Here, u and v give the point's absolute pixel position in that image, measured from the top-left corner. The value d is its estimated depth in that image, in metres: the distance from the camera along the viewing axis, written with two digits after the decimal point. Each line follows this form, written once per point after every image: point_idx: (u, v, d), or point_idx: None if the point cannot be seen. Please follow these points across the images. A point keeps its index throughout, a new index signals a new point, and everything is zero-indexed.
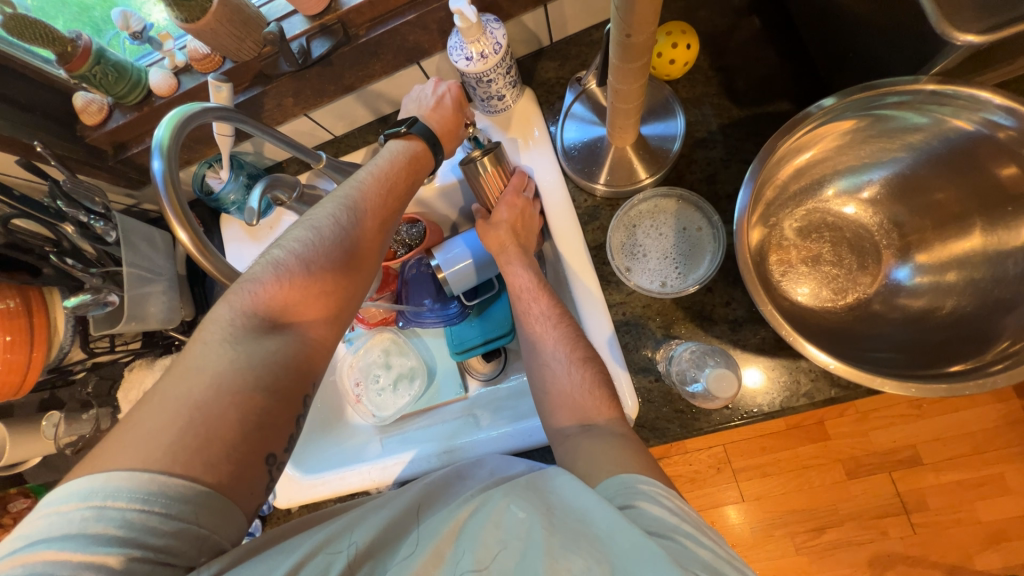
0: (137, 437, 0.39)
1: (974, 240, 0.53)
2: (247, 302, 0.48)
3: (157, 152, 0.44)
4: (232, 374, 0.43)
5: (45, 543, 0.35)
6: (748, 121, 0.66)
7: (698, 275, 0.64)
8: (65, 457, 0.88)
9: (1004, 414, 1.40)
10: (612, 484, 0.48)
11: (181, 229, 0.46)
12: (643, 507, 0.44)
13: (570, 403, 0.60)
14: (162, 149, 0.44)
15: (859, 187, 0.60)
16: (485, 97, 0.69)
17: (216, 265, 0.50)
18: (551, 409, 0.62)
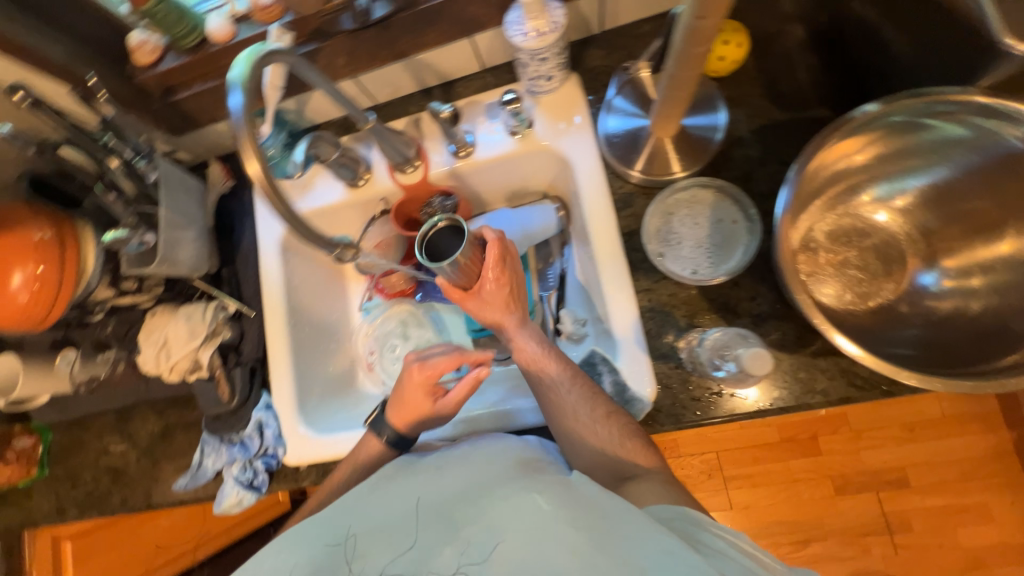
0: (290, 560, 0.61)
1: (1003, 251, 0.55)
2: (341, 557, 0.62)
3: (238, 87, 0.45)
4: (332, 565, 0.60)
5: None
6: (787, 124, 0.68)
7: (730, 265, 0.65)
8: (73, 398, 0.88)
9: (993, 444, 1.43)
10: (661, 506, 0.57)
11: (252, 163, 0.46)
12: (688, 523, 0.54)
13: (605, 459, 0.64)
14: (242, 85, 0.45)
15: (894, 196, 0.62)
16: (533, 76, 0.70)
17: (279, 206, 0.50)
18: (586, 464, 0.65)
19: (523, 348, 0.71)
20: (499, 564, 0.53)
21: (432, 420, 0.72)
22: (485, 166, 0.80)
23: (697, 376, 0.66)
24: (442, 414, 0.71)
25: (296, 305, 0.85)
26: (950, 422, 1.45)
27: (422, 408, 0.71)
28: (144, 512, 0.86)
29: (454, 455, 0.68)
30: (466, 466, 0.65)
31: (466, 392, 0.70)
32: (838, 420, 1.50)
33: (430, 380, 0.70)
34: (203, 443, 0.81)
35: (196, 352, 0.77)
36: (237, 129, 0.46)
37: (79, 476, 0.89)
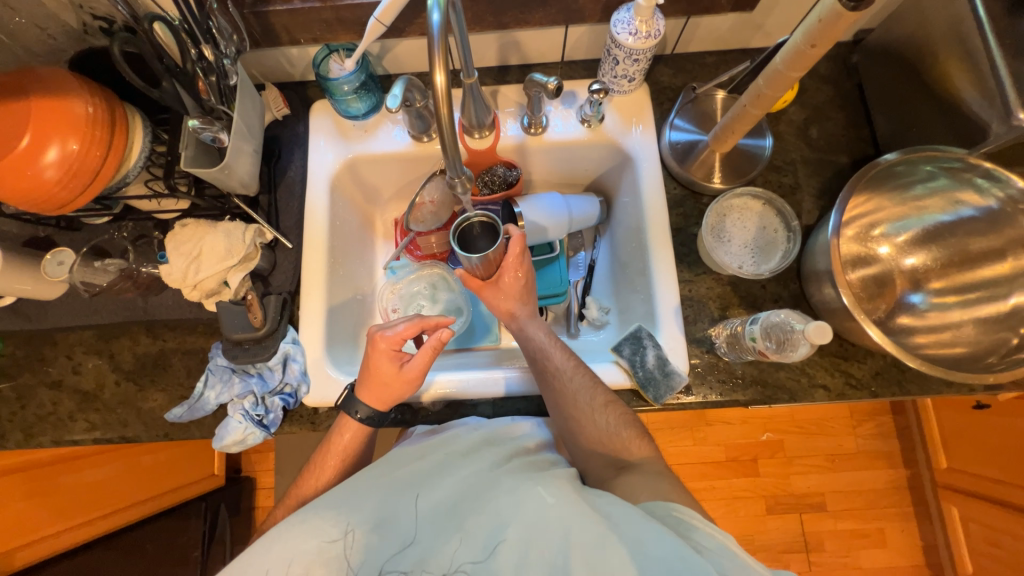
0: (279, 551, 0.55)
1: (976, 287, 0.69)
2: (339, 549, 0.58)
3: (438, 6, 0.49)
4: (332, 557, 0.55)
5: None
6: (815, 163, 0.81)
7: (772, 265, 0.74)
8: (44, 304, 0.77)
9: (894, 479, 1.63)
10: (652, 502, 0.58)
11: (440, 72, 0.49)
12: (678, 518, 0.55)
13: (603, 444, 0.67)
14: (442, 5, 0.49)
15: (898, 233, 0.74)
16: (618, 75, 0.78)
17: (449, 119, 0.51)
18: (586, 450, 0.68)
19: (533, 338, 0.75)
20: (507, 561, 0.54)
21: (401, 392, 0.69)
22: (551, 147, 0.85)
23: (725, 361, 0.74)
24: (408, 379, 0.68)
25: (335, 246, 0.83)
26: (862, 456, 1.64)
27: (391, 380, 0.68)
28: (114, 443, 0.76)
29: (458, 443, 0.67)
30: (473, 454, 0.65)
31: (429, 357, 0.67)
32: (776, 445, 1.65)
33: (394, 347, 0.68)
34: (209, 372, 0.73)
35: (226, 273, 0.72)
36: (430, 43, 0.48)
37: (32, 396, 0.76)
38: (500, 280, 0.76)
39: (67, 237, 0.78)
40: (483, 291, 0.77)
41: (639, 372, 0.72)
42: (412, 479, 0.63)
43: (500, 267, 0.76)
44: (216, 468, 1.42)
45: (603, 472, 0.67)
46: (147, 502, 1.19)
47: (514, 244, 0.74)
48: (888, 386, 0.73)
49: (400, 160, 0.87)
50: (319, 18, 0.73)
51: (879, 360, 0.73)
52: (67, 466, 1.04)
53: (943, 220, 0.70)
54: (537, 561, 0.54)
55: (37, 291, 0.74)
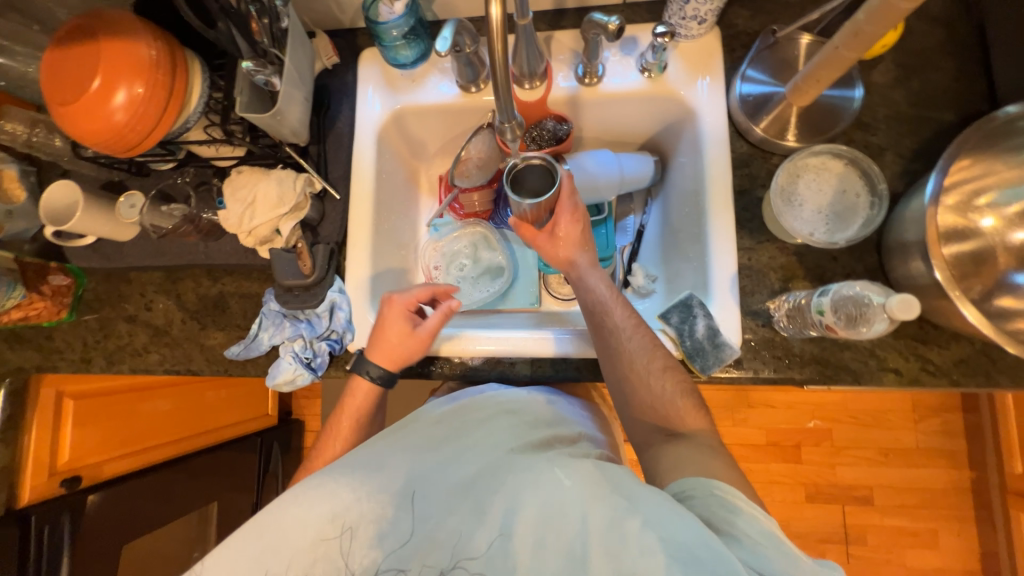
0: (296, 512, 0.54)
1: None
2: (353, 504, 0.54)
3: None
4: (348, 516, 0.54)
5: (267, 523, 0.54)
6: (912, 120, 0.71)
7: (849, 233, 0.66)
8: (121, 246, 0.83)
9: (955, 480, 1.51)
10: (691, 479, 0.55)
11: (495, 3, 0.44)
12: (720, 498, 0.52)
13: (657, 413, 0.64)
14: None
15: (1009, 202, 0.64)
16: (687, 16, 0.71)
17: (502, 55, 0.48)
18: (635, 415, 0.66)
19: (592, 289, 0.71)
20: (524, 537, 0.52)
21: (411, 351, 0.70)
22: (606, 100, 0.80)
23: (782, 336, 0.68)
24: (418, 340, 0.70)
25: (380, 200, 0.83)
26: (922, 453, 1.53)
27: (403, 347, 0.70)
28: (180, 375, 0.82)
29: (474, 411, 0.67)
30: (490, 421, 0.65)
31: (440, 319, 0.71)
32: (823, 434, 1.56)
33: (409, 308, 0.72)
34: (263, 316, 0.78)
35: (279, 221, 0.74)
36: None
37: (111, 328, 0.84)
38: (557, 228, 0.72)
39: (138, 181, 0.83)
40: (539, 239, 0.73)
41: (686, 342, 0.68)
42: (428, 446, 0.61)
43: (556, 212, 0.72)
44: (270, 408, 1.54)
45: (651, 436, 0.65)
46: (209, 434, 1.30)
47: (567, 185, 0.71)
48: (973, 375, 0.65)
49: (448, 113, 0.84)
50: None
51: (964, 346, 0.65)
52: (142, 395, 1.14)
53: None
54: (553, 549, 0.50)
55: (114, 233, 0.79)
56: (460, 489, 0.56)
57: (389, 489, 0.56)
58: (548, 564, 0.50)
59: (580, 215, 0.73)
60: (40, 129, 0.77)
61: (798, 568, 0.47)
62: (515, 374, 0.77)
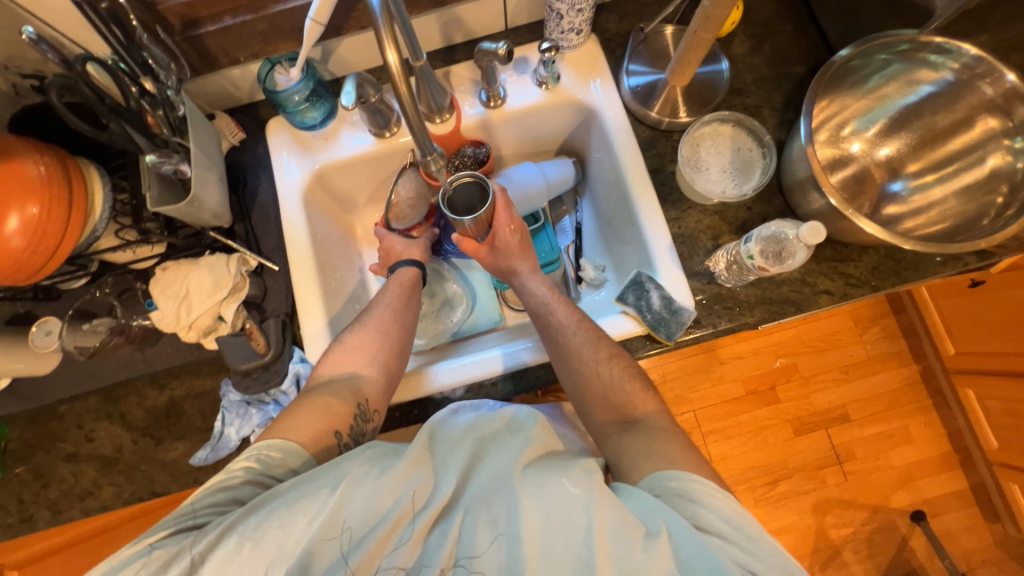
0: (304, 521, 0.50)
1: (956, 162, 0.69)
2: (366, 516, 0.51)
3: None
4: (356, 527, 0.50)
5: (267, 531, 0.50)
6: (774, 78, 0.82)
7: (753, 184, 0.75)
8: (46, 380, 0.75)
9: (908, 377, 1.67)
10: (648, 480, 0.58)
11: (390, 51, 0.47)
12: (682, 488, 0.55)
13: (606, 400, 0.68)
14: None
15: (867, 127, 0.75)
16: (565, 30, 0.78)
17: (411, 99, 0.51)
18: (590, 406, 0.69)
19: (535, 293, 0.77)
20: (533, 558, 0.49)
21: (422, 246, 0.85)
22: (514, 117, 0.85)
23: (727, 288, 0.74)
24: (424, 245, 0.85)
25: (322, 260, 0.82)
26: (874, 361, 1.68)
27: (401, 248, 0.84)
28: (146, 501, 0.74)
29: (490, 424, 0.62)
30: (508, 434, 0.60)
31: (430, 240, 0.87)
32: (790, 369, 1.68)
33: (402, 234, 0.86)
34: (224, 410, 0.73)
35: (220, 307, 0.72)
36: (375, 26, 0.47)
37: (50, 473, 0.75)
38: (497, 238, 0.76)
39: (49, 307, 0.76)
40: (481, 253, 0.78)
41: (647, 316, 0.72)
42: (445, 463, 0.56)
43: (494, 225, 0.76)
44: None
45: (608, 427, 0.67)
46: None
47: (500, 198, 0.74)
48: (887, 277, 0.74)
49: (368, 161, 0.86)
50: (254, 32, 0.71)
51: (873, 255, 0.75)
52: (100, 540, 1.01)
53: (906, 105, 0.72)
54: (559, 557, 0.50)
55: (34, 367, 0.72)
56: (477, 503, 0.53)
57: (404, 505, 0.52)
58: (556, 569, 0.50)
59: (514, 215, 0.76)
60: None
61: (764, 548, 0.52)
62: (499, 392, 0.77)
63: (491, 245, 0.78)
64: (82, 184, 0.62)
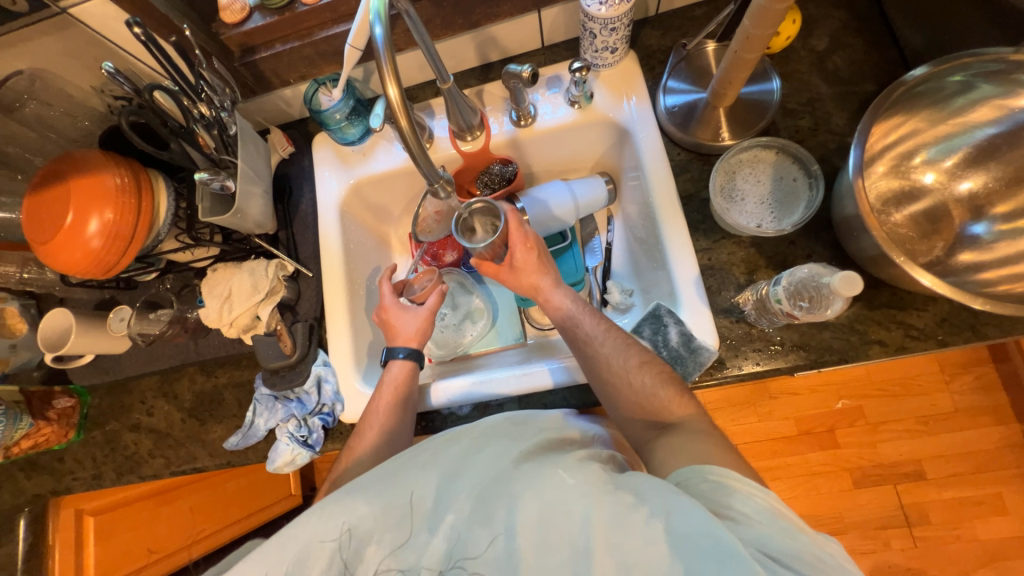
0: (305, 526, 0.53)
1: None
2: (361, 513, 0.53)
3: (378, 21, 0.50)
4: (353, 527, 0.53)
5: (270, 547, 0.52)
6: (835, 98, 0.73)
7: (794, 219, 0.68)
8: (119, 358, 0.87)
9: (1006, 437, 1.42)
10: (684, 470, 0.54)
11: (391, 86, 0.50)
12: (716, 483, 0.51)
13: (642, 408, 0.63)
14: (382, 17, 0.50)
15: (944, 156, 0.65)
16: (599, 48, 0.75)
17: (412, 130, 0.53)
18: (625, 413, 0.65)
19: (561, 306, 0.73)
20: (526, 551, 0.48)
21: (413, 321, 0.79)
22: (543, 136, 0.84)
23: (758, 329, 0.68)
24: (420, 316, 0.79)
25: (353, 268, 0.87)
26: (962, 415, 1.45)
27: (407, 323, 0.79)
28: (188, 474, 0.84)
29: (489, 426, 0.64)
30: (503, 436, 0.62)
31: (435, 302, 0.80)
32: (854, 413, 1.50)
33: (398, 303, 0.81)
34: (256, 402, 0.80)
35: (256, 308, 0.78)
36: (378, 58, 0.49)
37: (118, 439, 0.87)
38: (514, 260, 0.75)
39: (127, 295, 0.88)
40: (501, 274, 0.76)
41: (663, 352, 0.69)
42: (441, 462, 0.59)
43: (510, 246, 0.75)
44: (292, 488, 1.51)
45: (645, 433, 0.63)
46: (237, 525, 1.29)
47: (512, 220, 0.74)
48: (959, 332, 0.64)
49: (402, 176, 0.89)
50: (301, 56, 0.76)
51: (942, 304, 0.65)
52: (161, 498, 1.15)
53: (996, 132, 0.61)
54: (556, 547, 0.48)
55: (110, 348, 0.84)
56: (469, 503, 0.54)
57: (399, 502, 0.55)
58: (554, 562, 0.48)
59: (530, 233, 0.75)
60: (31, 267, 0.83)
61: (802, 542, 0.45)
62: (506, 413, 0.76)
63: (512, 262, 0.75)
64: (149, 192, 0.69)
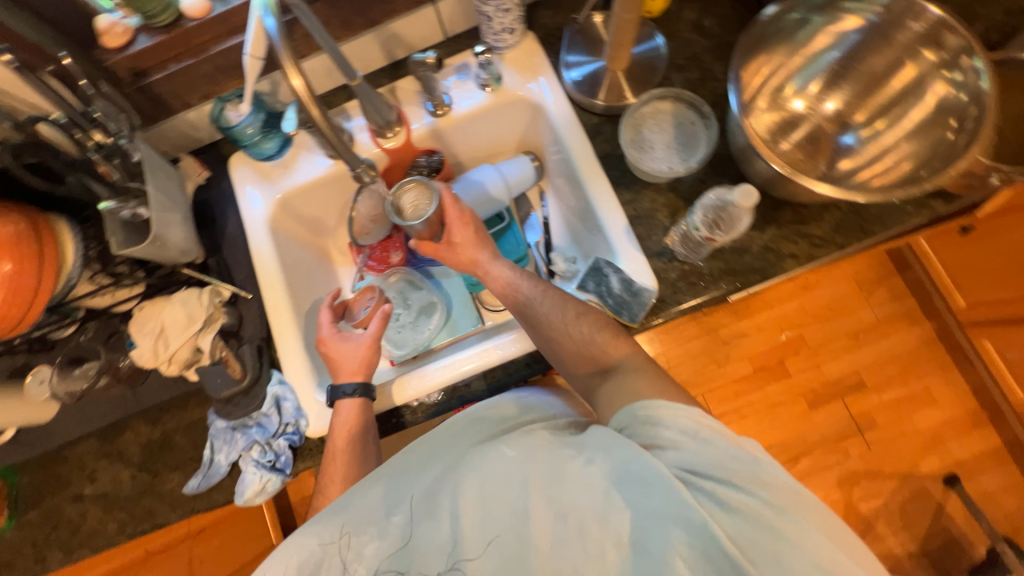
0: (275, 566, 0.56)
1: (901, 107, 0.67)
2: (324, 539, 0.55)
3: (269, 15, 0.53)
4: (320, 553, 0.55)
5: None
6: (715, 50, 0.81)
7: (698, 157, 0.75)
8: (47, 427, 0.79)
9: (922, 336, 1.60)
10: (620, 413, 0.58)
11: (296, 76, 0.54)
12: (645, 414, 0.55)
13: (586, 355, 0.66)
14: (271, 8, 0.55)
15: (810, 85, 0.74)
16: (497, 31, 0.79)
17: (321, 116, 0.59)
18: (567, 361, 0.67)
19: (500, 276, 0.76)
20: (470, 528, 0.51)
21: (353, 352, 0.75)
22: (462, 123, 0.86)
23: (689, 265, 0.74)
24: (361, 343, 0.75)
25: (293, 283, 0.84)
26: (885, 324, 1.62)
27: (347, 354, 0.75)
28: (148, 533, 0.77)
29: (440, 428, 0.66)
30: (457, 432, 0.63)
31: (380, 324, 0.78)
32: (797, 341, 1.63)
33: (337, 334, 0.77)
34: (213, 438, 0.76)
35: (196, 339, 0.74)
36: (275, 48, 0.53)
37: (59, 515, 0.78)
38: (452, 236, 0.77)
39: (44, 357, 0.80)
40: (441, 253, 0.78)
41: (609, 301, 0.73)
42: (395, 468, 0.61)
43: (447, 224, 0.77)
44: None
45: (590, 381, 0.66)
46: None
47: (446, 197, 0.77)
48: (852, 234, 0.73)
49: (329, 183, 0.88)
50: (199, 74, 0.74)
51: (836, 213, 0.73)
52: None
53: (840, 56, 0.71)
54: (499, 514, 0.51)
55: (34, 416, 0.76)
56: (415, 500, 0.55)
57: (356, 517, 0.56)
58: (498, 528, 0.50)
59: (463, 207, 0.78)
60: None
61: (723, 449, 0.50)
62: (474, 392, 0.77)
63: (450, 240, 0.77)
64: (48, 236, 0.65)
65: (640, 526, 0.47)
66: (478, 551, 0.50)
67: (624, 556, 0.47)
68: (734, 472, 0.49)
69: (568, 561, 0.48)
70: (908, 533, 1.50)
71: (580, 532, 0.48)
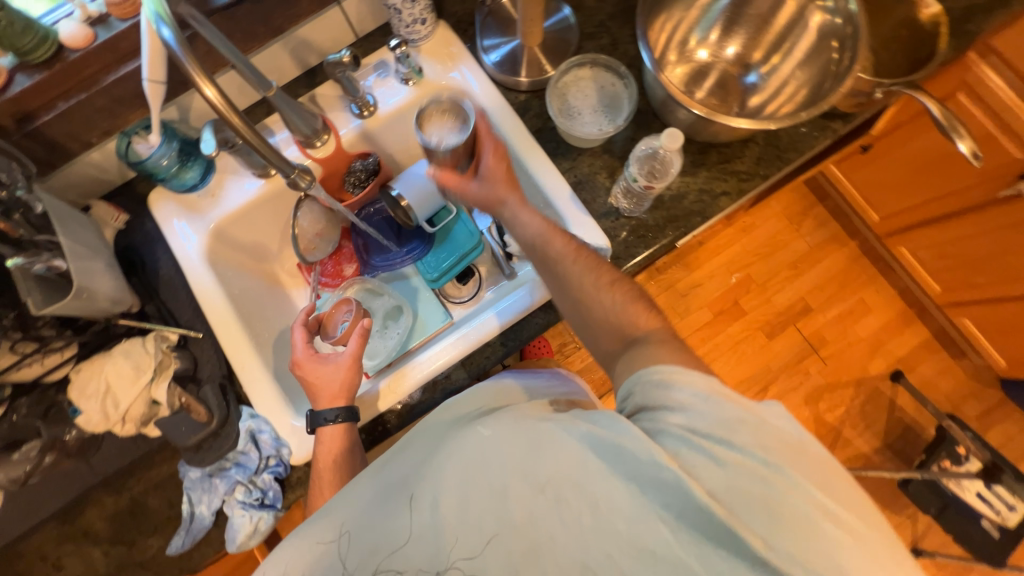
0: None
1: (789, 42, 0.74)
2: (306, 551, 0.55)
3: (164, 24, 0.50)
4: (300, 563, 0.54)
5: None
6: (619, 14, 0.85)
7: (625, 114, 0.78)
8: None
9: (850, 255, 1.76)
10: (630, 378, 0.53)
11: (207, 85, 0.50)
12: (654, 379, 0.51)
13: (611, 323, 0.60)
14: (165, 19, 0.50)
15: (709, 35, 0.80)
16: (409, 22, 0.79)
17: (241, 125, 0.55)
18: (590, 330, 0.62)
19: (527, 225, 0.66)
20: (449, 514, 0.49)
21: (330, 374, 0.71)
22: (391, 120, 0.86)
23: (636, 219, 0.77)
24: (338, 365, 0.71)
25: (244, 312, 0.81)
26: (817, 250, 1.77)
27: (327, 377, 0.71)
28: None
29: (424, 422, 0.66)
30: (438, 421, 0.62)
31: (359, 342, 0.72)
32: (747, 281, 1.74)
33: (312, 354, 0.73)
34: (189, 490, 0.71)
35: (149, 391, 0.69)
36: (175, 56, 0.50)
37: None
38: (483, 166, 0.72)
39: None
40: (464, 186, 0.71)
41: None
42: (375, 474, 0.59)
43: (477, 153, 0.72)
44: None
45: (612, 347, 0.60)
46: None
47: (483, 123, 0.71)
48: (772, 164, 0.79)
49: (265, 204, 0.85)
50: (95, 109, 0.69)
51: (754, 147, 0.79)
52: None
53: (730, 4, 0.77)
54: (477, 499, 0.49)
55: None
56: (395, 497, 0.54)
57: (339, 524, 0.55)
58: (476, 510, 0.48)
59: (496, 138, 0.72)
60: None
61: (728, 413, 0.47)
62: (456, 383, 0.77)
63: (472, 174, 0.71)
64: None
65: (619, 492, 0.45)
66: (458, 542, 0.48)
67: (601, 520, 0.45)
68: (733, 431, 0.46)
69: (544, 534, 0.46)
70: (871, 431, 1.66)
71: (556, 500, 0.46)
